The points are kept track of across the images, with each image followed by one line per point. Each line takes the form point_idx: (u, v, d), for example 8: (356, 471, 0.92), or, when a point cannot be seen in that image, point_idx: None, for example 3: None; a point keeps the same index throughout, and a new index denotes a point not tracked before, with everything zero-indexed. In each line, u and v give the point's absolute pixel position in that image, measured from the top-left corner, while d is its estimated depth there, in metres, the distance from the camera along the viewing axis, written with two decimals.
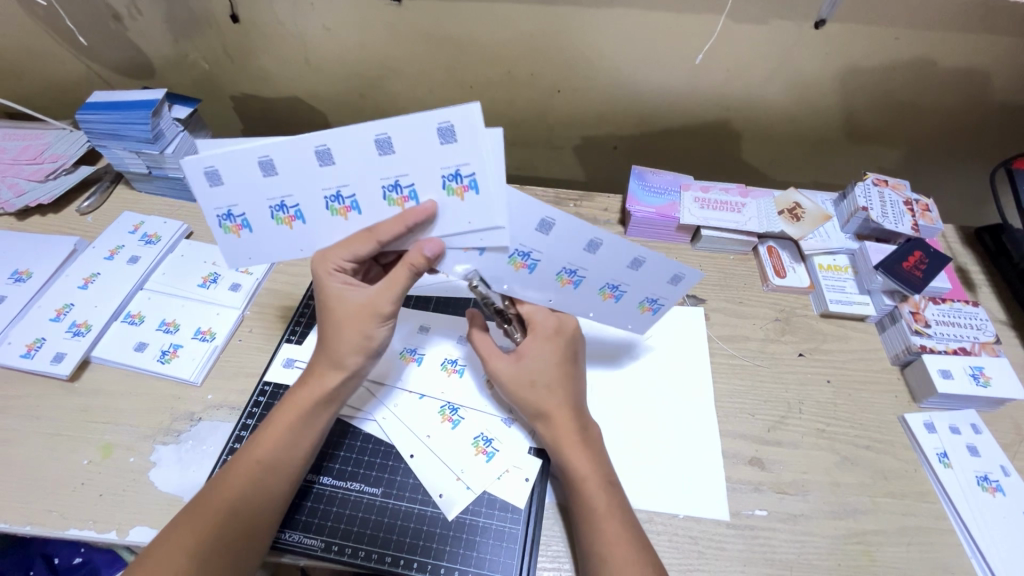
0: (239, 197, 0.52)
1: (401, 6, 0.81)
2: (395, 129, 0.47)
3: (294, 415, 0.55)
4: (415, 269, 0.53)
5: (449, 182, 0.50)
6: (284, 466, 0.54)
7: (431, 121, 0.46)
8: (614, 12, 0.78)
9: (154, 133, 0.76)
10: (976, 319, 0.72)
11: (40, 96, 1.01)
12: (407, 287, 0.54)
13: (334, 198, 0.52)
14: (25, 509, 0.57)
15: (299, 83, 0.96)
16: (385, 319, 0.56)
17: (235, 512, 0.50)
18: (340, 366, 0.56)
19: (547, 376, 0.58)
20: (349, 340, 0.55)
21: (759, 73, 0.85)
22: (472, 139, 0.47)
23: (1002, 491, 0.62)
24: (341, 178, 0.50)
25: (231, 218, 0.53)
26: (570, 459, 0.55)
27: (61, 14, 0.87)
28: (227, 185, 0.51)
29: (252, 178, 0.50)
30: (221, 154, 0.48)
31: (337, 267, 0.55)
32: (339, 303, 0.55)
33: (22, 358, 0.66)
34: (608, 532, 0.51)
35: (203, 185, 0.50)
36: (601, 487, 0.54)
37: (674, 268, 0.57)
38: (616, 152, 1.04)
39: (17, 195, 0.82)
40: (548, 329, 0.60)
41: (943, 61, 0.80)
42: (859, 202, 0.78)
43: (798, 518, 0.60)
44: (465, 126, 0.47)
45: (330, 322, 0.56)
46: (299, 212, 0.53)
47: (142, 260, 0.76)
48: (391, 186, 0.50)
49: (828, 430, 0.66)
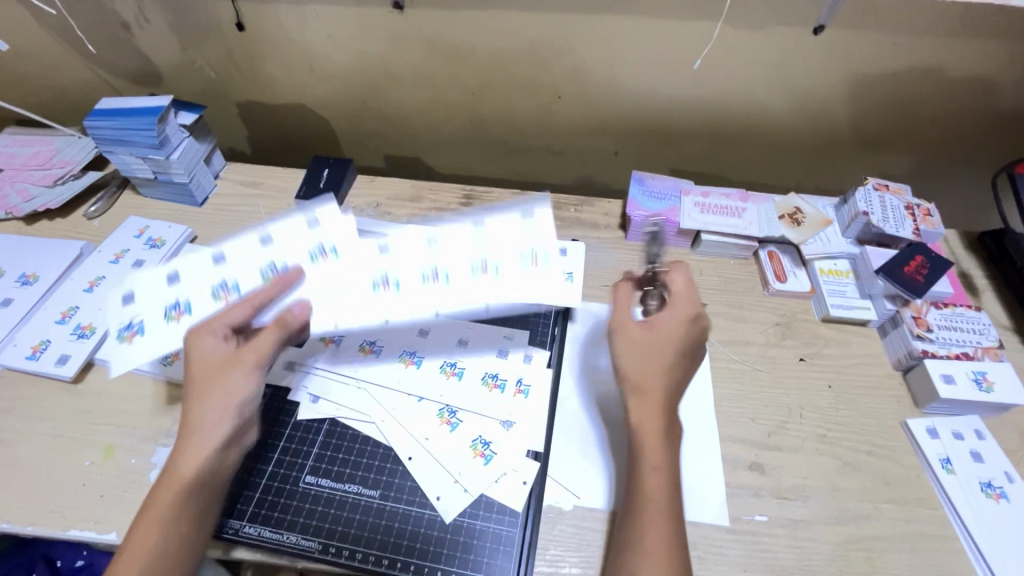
0: (236, 268, 0.67)
1: (404, 13, 0.82)
2: (363, 197, 0.70)
3: (200, 416, 0.54)
4: (282, 326, 0.59)
5: (391, 235, 0.66)
6: (203, 468, 0.52)
7: (370, 199, 0.70)
8: (614, 18, 0.79)
9: (160, 139, 0.77)
10: (978, 323, 0.71)
11: (50, 103, 1.03)
12: (271, 346, 0.58)
13: (277, 268, 0.66)
14: (27, 509, 0.58)
15: (304, 90, 0.97)
16: (265, 363, 0.57)
17: (173, 534, 0.50)
18: (252, 368, 0.56)
19: (658, 351, 0.56)
20: (234, 378, 0.55)
21: (759, 79, 0.85)
22: (402, 221, 0.69)
23: (1006, 497, 0.61)
24: (282, 252, 0.66)
25: (224, 287, 0.66)
26: (647, 444, 0.52)
27: (71, 23, 0.88)
28: (209, 268, 0.68)
29: (252, 254, 0.67)
30: (196, 257, 0.68)
31: (220, 333, 0.58)
32: (205, 361, 0.56)
33: (27, 360, 0.67)
34: (654, 532, 0.49)
35: (211, 266, 0.68)
36: (668, 490, 0.51)
37: (542, 205, 0.70)
38: (617, 158, 1.04)
39: (26, 200, 0.84)
40: (663, 313, 0.58)
41: (944, 66, 0.81)
42: (860, 206, 0.78)
43: (799, 524, 0.60)
44: (392, 202, 0.68)
45: (192, 381, 0.55)
46: (284, 266, 0.66)
47: (146, 264, 0.77)
48: (324, 249, 0.66)
49: (829, 436, 0.66)
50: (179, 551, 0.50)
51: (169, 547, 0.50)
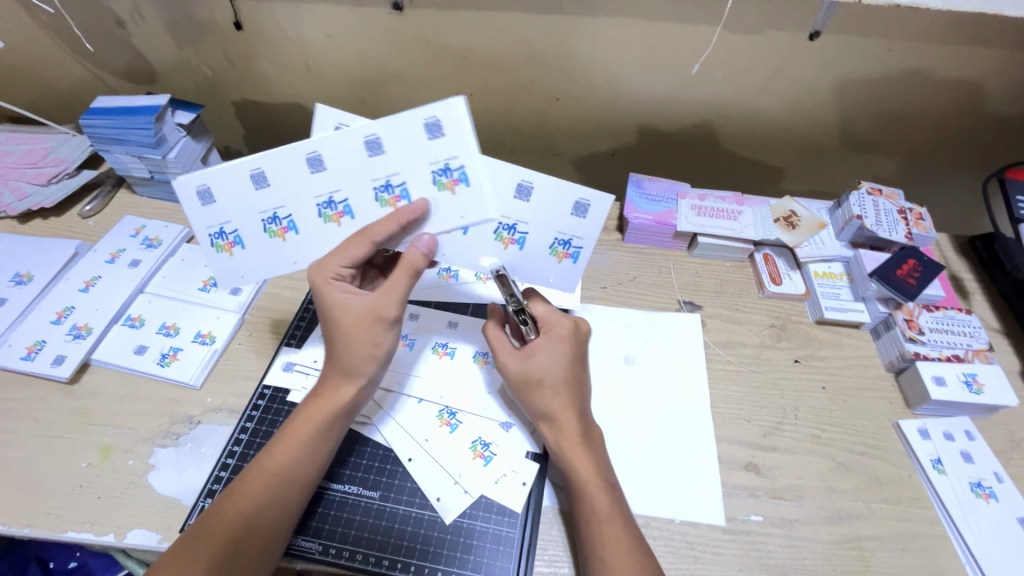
0: (231, 213, 0.55)
1: (402, 14, 0.82)
2: (384, 128, 0.50)
3: (308, 428, 0.55)
4: (416, 270, 0.53)
5: (439, 178, 0.52)
6: (297, 477, 0.54)
7: (418, 116, 0.50)
8: (612, 22, 0.79)
9: (156, 138, 0.77)
10: (969, 326, 0.73)
11: (43, 100, 1.02)
12: (411, 288, 0.54)
13: (327, 204, 0.55)
14: (23, 511, 0.57)
15: (301, 89, 0.97)
16: (390, 325, 0.54)
17: (246, 522, 0.50)
18: (353, 374, 0.56)
19: (556, 378, 0.57)
20: (353, 348, 0.55)
21: (756, 83, 0.86)
22: (459, 131, 0.51)
23: (995, 497, 0.62)
24: (333, 182, 0.53)
25: (222, 235, 0.56)
26: (573, 461, 0.55)
27: (65, 20, 0.87)
28: (217, 203, 0.54)
29: (245, 192, 0.54)
30: (211, 171, 0.53)
31: (337, 274, 0.55)
32: (339, 311, 0.55)
33: (22, 360, 0.67)
34: (604, 535, 0.51)
35: (196, 205, 0.55)
36: (603, 490, 0.54)
37: None
38: (614, 160, 1.05)
39: (20, 199, 0.83)
40: (562, 331, 0.59)
41: (936, 72, 0.82)
42: (854, 210, 0.79)
43: (794, 524, 0.60)
44: (449, 119, 0.50)
45: (331, 330, 0.55)
46: (291, 223, 0.56)
47: (142, 264, 0.76)
48: (383, 186, 0.53)
49: (823, 436, 0.67)
50: (245, 545, 0.50)
51: (238, 538, 0.49)
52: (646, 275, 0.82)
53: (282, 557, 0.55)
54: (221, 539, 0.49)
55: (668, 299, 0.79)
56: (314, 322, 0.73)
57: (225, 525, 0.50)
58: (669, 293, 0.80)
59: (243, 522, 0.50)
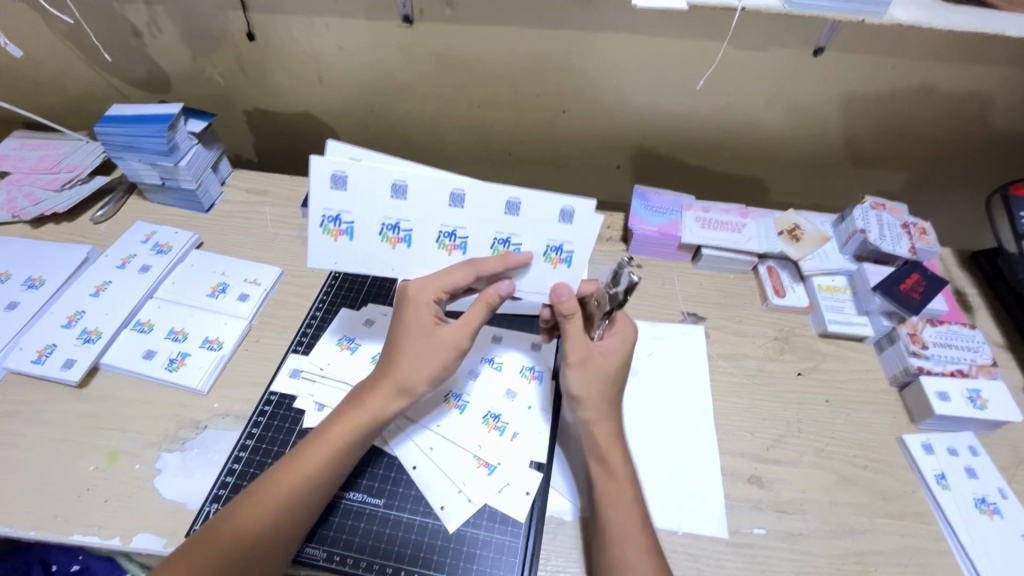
0: (354, 204, 0.57)
1: (413, 27, 0.83)
2: (526, 196, 0.56)
3: (334, 448, 0.55)
4: (492, 305, 0.58)
5: (549, 253, 0.58)
6: (315, 495, 0.54)
7: (558, 203, 0.56)
8: (618, 36, 0.80)
9: (169, 146, 0.78)
10: (973, 341, 0.73)
11: (56, 106, 1.04)
12: (484, 321, 0.58)
13: (391, 227, 0.58)
14: (30, 515, 0.58)
15: (312, 100, 0.98)
16: (460, 354, 0.58)
17: (261, 530, 0.50)
18: (407, 392, 0.57)
19: (608, 377, 0.59)
20: (420, 365, 0.57)
21: (761, 97, 0.87)
22: (581, 230, 0.57)
23: (999, 513, 0.62)
24: (462, 221, 0.58)
25: (336, 222, 0.58)
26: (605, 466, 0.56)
27: (83, 30, 0.89)
28: (348, 192, 0.57)
29: (377, 195, 0.57)
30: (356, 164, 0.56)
31: (433, 297, 0.58)
32: (422, 330, 0.58)
33: (33, 364, 0.67)
34: (627, 535, 0.52)
35: (326, 185, 0.57)
36: (628, 498, 0.55)
37: None
38: (619, 171, 1.05)
39: (33, 203, 0.84)
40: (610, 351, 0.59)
41: (940, 88, 0.83)
42: (858, 224, 0.79)
43: (797, 537, 0.60)
44: (582, 214, 0.56)
45: (409, 344, 0.58)
46: (407, 235, 0.59)
47: (152, 269, 0.77)
48: (502, 240, 0.58)
49: (826, 450, 0.67)
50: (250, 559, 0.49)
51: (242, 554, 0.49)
52: (650, 285, 0.82)
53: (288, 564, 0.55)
54: (230, 555, 0.49)
55: (672, 311, 0.80)
56: (321, 328, 0.73)
57: (237, 536, 0.50)
58: (674, 304, 0.80)
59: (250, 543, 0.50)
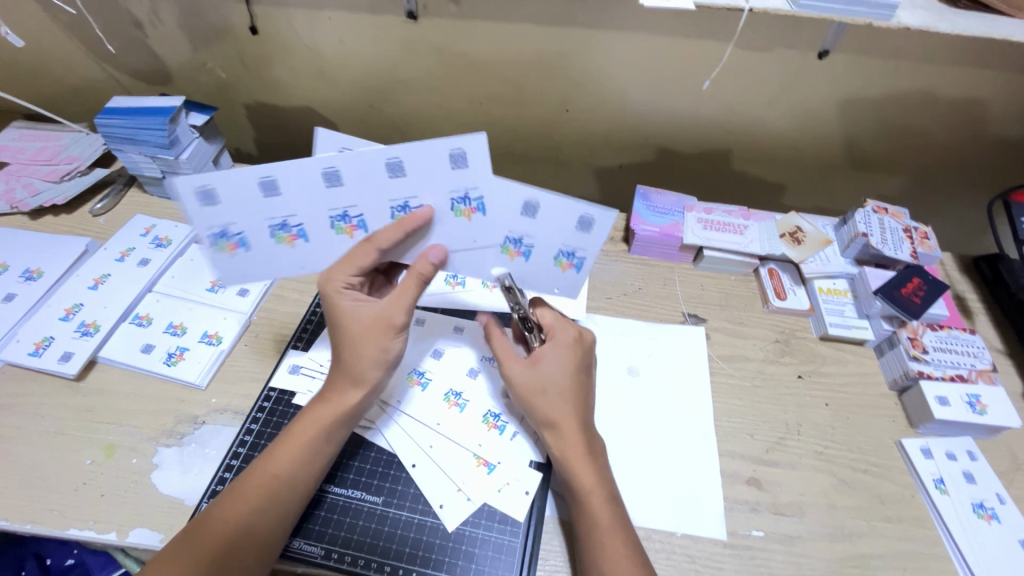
0: (237, 216, 0.55)
1: (417, 22, 0.83)
2: (405, 152, 0.52)
3: (311, 434, 0.56)
4: (424, 278, 0.56)
5: (458, 205, 0.55)
6: (300, 480, 0.54)
7: (445, 147, 0.51)
8: (623, 35, 0.80)
9: (170, 139, 0.77)
10: (973, 346, 0.73)
11: (57, 97, 1.03)
12: (417, 297, 0.56)
13: (340, 218, 0.57)
14: (26, 508, 0.57)
15: (314, 94, 0.98)
16: (398, 332, 0.56)
17: (246, 525, 0.51)
18: (360, 382, 0.57)
19: (561, 384, 0.57)
20: (364, 357, 0.56)
21: (764, 99, 0.87)
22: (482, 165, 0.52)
23: (997, 518, 0.62)
24: (348, 199, 0.55)
25: (225, 236, 0.57)
26: (576, 473, 0.55)
27: (84, 21, 0.89)
28: (222, 205, 0.54)
29: (252, 198, 0.54)
30: (216, 175, 0.52)
31: (346, 284, 0.57)
32: (353, 321, 0.56)
33: (30, 356, 0.67)
34: (609, 548, 0.51)
35: (196, 205, 0.54)
36: (604, 501, 0.54)
37: None
38: (622, 171, 1.05)
39: (32, 195, 0.84)
40: (567, 338, 0.60)
41: (944, 93, 0.83)
42: (860, 227, 0.79)
43: (795, 540, 0.60)
44: (475, 154, 0.52)
45: (343, 338, 0.56)
46: (300, 231, 0.58)
47: (151, 263, 0.77)
48: (399, 207, 0.56)
49: (826, 453, 0.67)
50: (241, 549, 0.50)
51: (233, 543, 0.49)
52: (652, 286, 0.82)
53: (283, 560, 0.55)
54: (213, 548, 0.49)
55: (673, 312, 0.80)
56: (320, 326, 0.73)
57: (223, 527, 0.50)
58: (674, 305, 0.80)
59: (241, 530, 0.50)
